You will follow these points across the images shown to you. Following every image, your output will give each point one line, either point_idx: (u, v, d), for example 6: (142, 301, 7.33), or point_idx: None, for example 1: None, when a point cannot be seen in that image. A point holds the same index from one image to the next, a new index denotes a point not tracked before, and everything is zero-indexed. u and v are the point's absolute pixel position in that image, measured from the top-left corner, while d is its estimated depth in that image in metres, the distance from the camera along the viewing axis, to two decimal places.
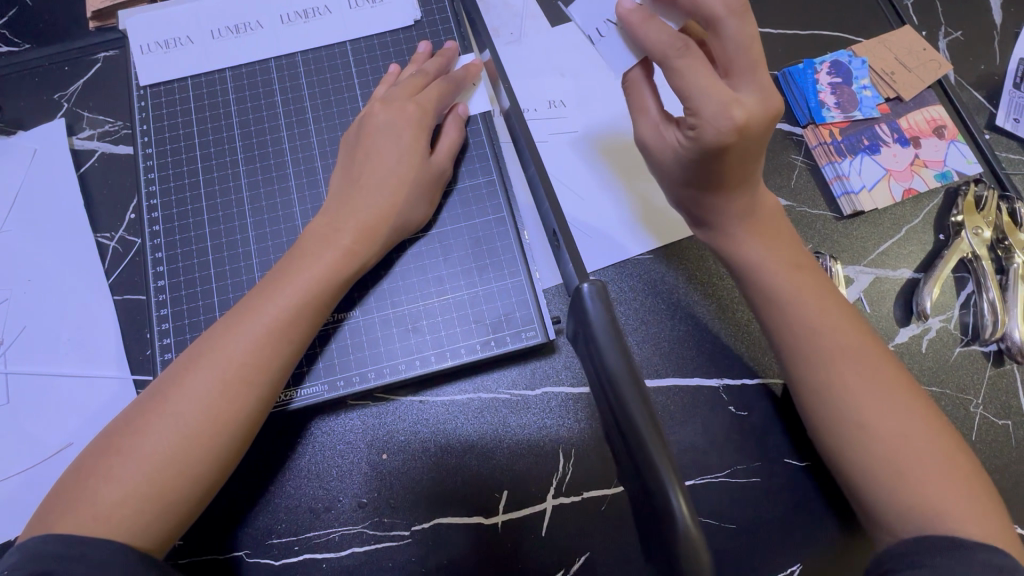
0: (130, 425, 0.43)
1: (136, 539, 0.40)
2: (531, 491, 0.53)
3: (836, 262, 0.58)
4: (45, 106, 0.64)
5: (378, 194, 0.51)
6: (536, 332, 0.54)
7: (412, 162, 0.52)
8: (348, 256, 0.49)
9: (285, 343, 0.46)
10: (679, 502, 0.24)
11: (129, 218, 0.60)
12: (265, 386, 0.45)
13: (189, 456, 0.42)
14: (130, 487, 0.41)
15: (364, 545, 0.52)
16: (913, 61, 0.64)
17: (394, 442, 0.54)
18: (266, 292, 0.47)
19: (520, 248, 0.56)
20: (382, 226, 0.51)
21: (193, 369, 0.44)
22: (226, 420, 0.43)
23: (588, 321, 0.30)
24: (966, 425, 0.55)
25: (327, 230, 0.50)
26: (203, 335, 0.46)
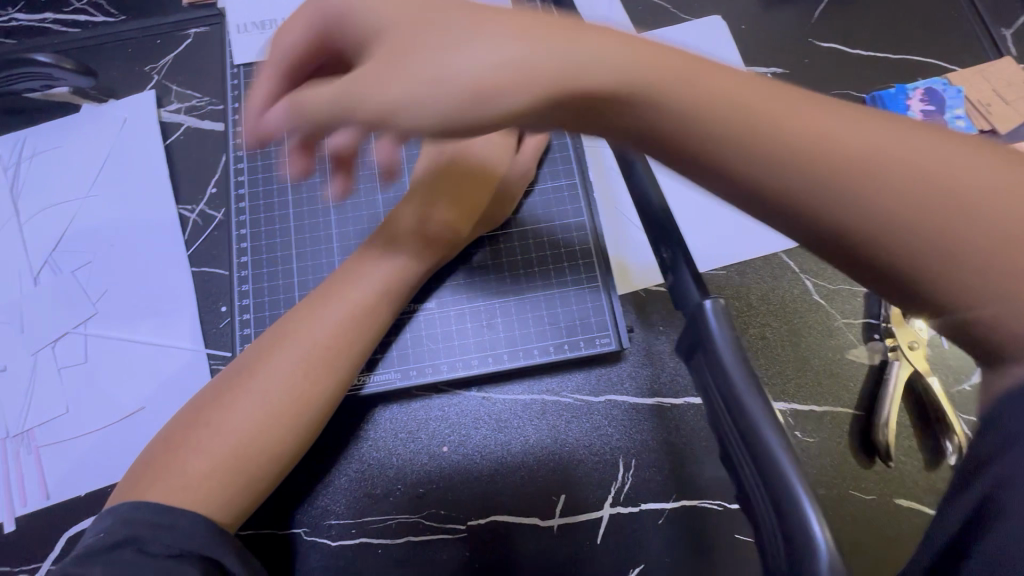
0: (218, 399, 0.44)
1: (221, 511, 0.41)
2: (589, 498, 0.53)
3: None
4: (137, 77, 0.65)
5: (462, 187, 0.52)
6: (609, 339, 0.53)
7: (497, 160, 0.53)
8: (431, 247, 0.50)
9: (365, 329, 0.47)
10: (822, 529, 0.24)
11: (211, 192, 0.61)
12: (345, 368, 0.46)
13: (276, 434, 0.43)
14: (218, 460, 0.42)
15: (420, 535, 0.52)
16: (1012, 94, 0.61)
17: (457, 436, 0.55)
18: (351, 277, 0.48)
19: (598, 254, 0.55)
20: (465, 220, 0.52)
21: (279, 348, 0.45)
22: (309, 400, 0.45)
23: (711, 337, 0.30)
24: None
25: (412, 220, 0.50)
26: (289, 316, 0.47)
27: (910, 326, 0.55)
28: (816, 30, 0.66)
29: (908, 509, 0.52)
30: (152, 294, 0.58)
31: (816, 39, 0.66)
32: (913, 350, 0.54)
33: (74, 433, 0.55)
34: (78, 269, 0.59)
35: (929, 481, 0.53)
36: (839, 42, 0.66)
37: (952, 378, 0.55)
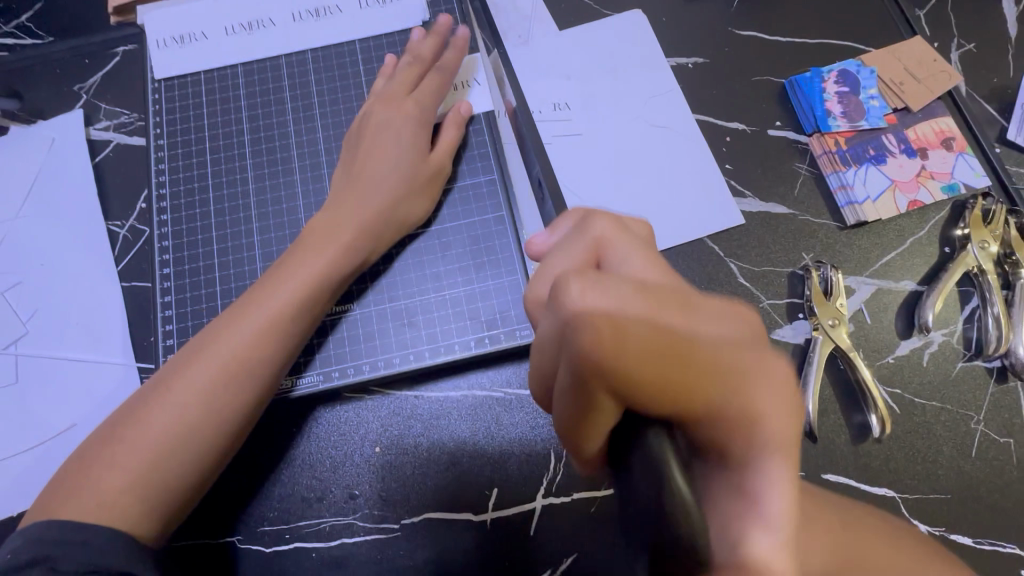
0: (133, 414, 0.44)
1: (137, 527, 0.42)
2: (521, 490, 0.53)
3: (838, 271, 0.57)
4: (65, 96, 0.66)
5: (378, 188, 0.52)
6: (531, 331, 0.54)
7: (409, 158, 0.54)
8: (349, 253, 0.50)
9: (283, 339, 0.47)
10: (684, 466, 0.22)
11: (140, 207, 0.61)
12: (265, 377, 0.47)
13: (192, 445, 0.44)
14: (132, 475, 0.42)
15: (354, 536, 0.52)
16: (923, 72, 0.63)
17: (389, 436, 0.55)
18: (269, 286, 0.48)
19: (518, 247, 0.56)
20: (382, 219, 0.52)
21: (193, 363, 0.45)
22: (226, 412, 0.45)
23: None
24: (967, 441, 0.54)
25: (329, 228, 0.51)
26: (208, 329, 0.47)
27: (831, 304, 0.56)
28: (735, 18, 0.68)
29: (834, 483, 0.53)
30: (81, 313, 0.58)
31: (735, 27, 0.67)
32: (832, 325, 0.55)
33: (6, 453, 0.54)
34: (7, 291, 0.59)
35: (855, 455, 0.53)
36: (758, 29, 0.67)
37: (876, 352, 0.56)
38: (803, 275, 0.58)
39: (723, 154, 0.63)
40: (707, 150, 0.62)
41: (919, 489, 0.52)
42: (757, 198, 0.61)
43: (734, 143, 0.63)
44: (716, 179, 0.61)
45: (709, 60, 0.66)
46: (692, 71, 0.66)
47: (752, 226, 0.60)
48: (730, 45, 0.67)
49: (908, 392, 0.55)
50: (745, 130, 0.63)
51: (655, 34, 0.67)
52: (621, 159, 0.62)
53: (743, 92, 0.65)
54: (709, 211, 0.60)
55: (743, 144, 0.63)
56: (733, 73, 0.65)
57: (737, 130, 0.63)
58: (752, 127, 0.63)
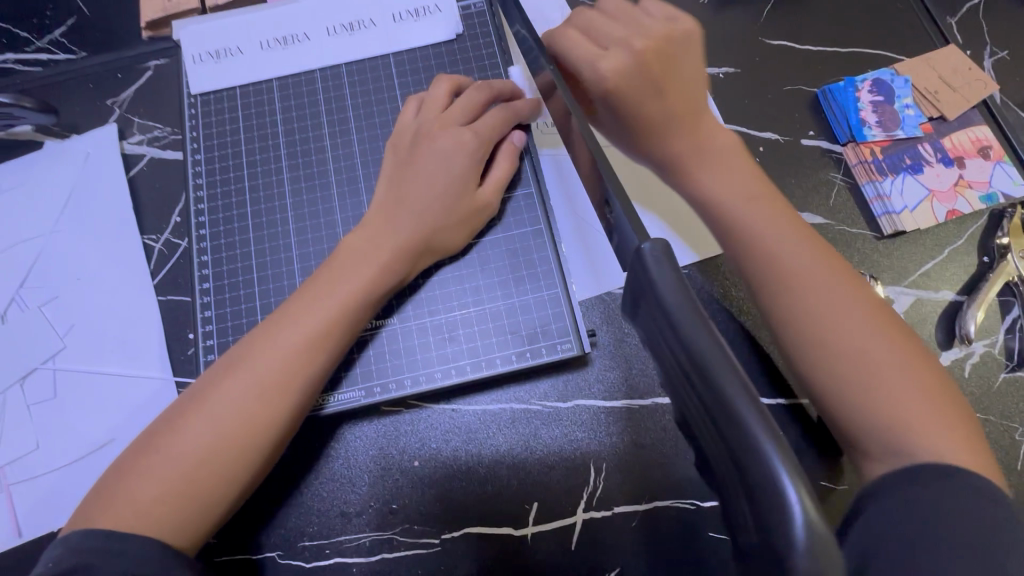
0: (170, 424, 0.44)
1: (173, 538, 0.42)
2: (561, 504, 0.53)
3: (877, 281, 0.57)
4: (99, 111, 0.66)
5: (419, 214, 0.52)
6: (571, 344, 0.54)
7: (455, 192, 0.53)
8: (386, 274, 0.50)
9: (319, 355, 0.47)
10: (802, 502, 0.20)
11: (175, 221, 0.62)
12: (301, 394, 0.46)
13: (226, 460, 0.43)
14: (166, 486, 0.42)
15: (394, 550, 0.52)
16: (957, 81, 0.63)
17: (427, 449, 0.55)
18: (306, 300, 0.48)
19: (557, 260, 0.56)
20: (421, 244, 0.52)
21: (231, 376, 0.45)
22: (263, 425, 0.45)
23: (654, 285, 0.27)
24: (1012, 454, 0.53)
25: (368, 247, 0.51)
26: (245, 341, 0.47)
27: None
28: (765, 28, 0.68)
29: None
30: (118, 327, 0.58)
31: (766, 37, 0.67)
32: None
33: (45, 468, 0.55)
34: (44, 305, 0.59)
35: None
36: (789, 39, 0.67)
37: None
38: None
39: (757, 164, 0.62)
40: None
41: None
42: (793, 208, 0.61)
43: (767, 153, 0.63)
44: None
45: (740, 70, 0.66)
46: (724, 82, 0.65)
47: None
48: (761, 55, 0.66)
49: None
50: (779, 140, 0.63)
51: None
52: None
53: (775, 102, 0.65)
54: None
55: (777, 153, 0.63)
56: (765, 82, 0.65)
57: (770, 140, 0.63)
58: (786, 137, 0.63)
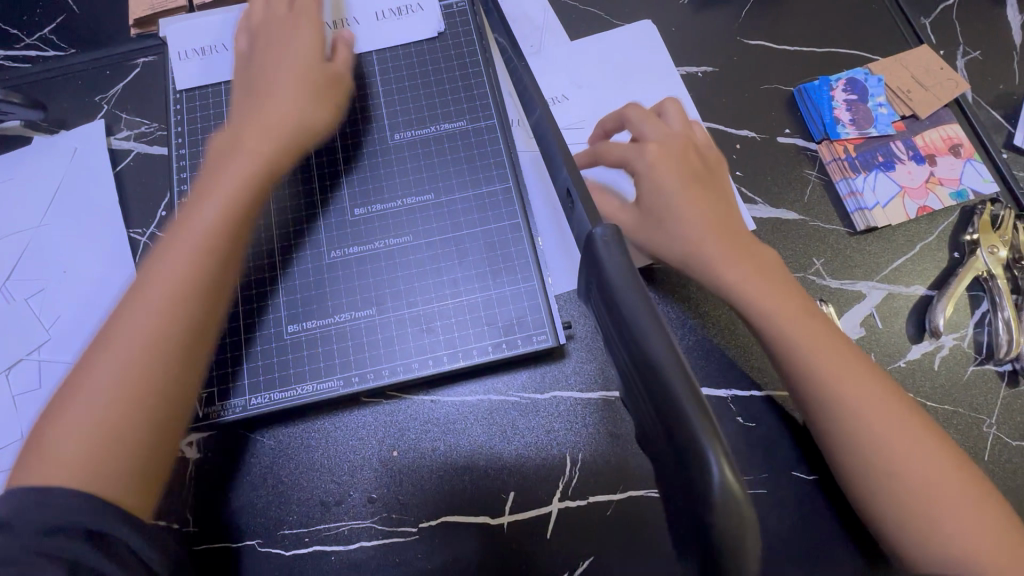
0: (75, 382, 0.42)
1: (121, 496, 0.40)
2: (537, 494, 0.54)
3: (828, 303, 0.57)
4: (87, 107, 0.67)
5: (275, 102, 0.54)
6: (547, 336, 0.55)
7: (302, 67, 0.56)
8: (258, 155, 0.51)
9: (228, 228, 0.47)
10: (720, 467, 0.24)
11: (160, 215, 0.63)
12: (211, 298, 0.46)
13: (142, 387, 0.42)
14: (85, 432, 0.40)
15: (372, 539, 0.53)
16: (930, 80, 0.64)
17: (406, 439, 0.56)
18: (187, 216, 0.47)
19: (534, 254, 0.57)
20: (296, 128, 0.54)
21: (134, 311, 0.44)
22: (169, 350, 0.43)
23: (607, 275, 0.32)
24: (980, 445, 0.54)
25: (234, 143, 0.52)
26: (137, 277, 0.46)
27: None
28: (743, 27, 0.69)
29: None
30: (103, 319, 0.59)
31: (743, 37, 0.68)
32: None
33: None
34: (30, 298, 0.60)
35: None
36: (766, 38, 0.68)
37: (888, 357, 0.57)
38: None
39: (734, 161, 0.63)
40: None
41: None
42: (768, 204, 0.62)
43: (743, 150, 0.64)
44: None
45: (718, 69, 0.67)
46: (702, 80, 0.67)
47: (763, 231, 0.61)
48: (738, 55, 0.68)
49: (920, 396, 0.55)
50: (755, 138, 0.64)
51: (665, 43, 0.68)
52: None
53: (752, 100, 0.66)
54: None
55: (753, 151, 0.64)
56: (742, 81, 0.67)
57: (747, 138, 0.64)
58: (761, 135, 0.64)
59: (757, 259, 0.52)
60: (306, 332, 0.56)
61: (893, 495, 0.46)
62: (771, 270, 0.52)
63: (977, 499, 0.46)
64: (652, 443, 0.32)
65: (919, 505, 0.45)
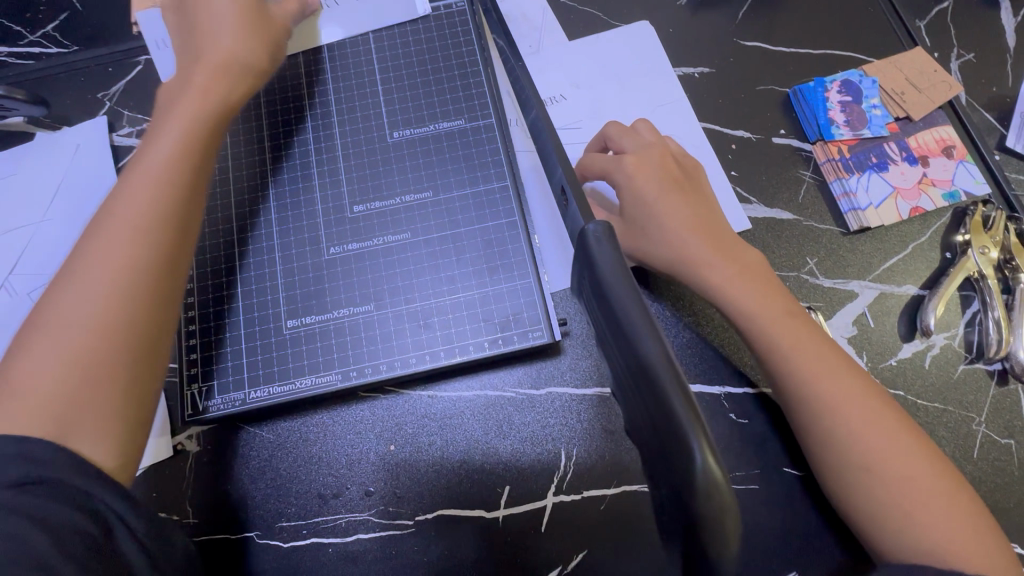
0: (33, 326, 0.42)
1: (86, 444, 0.40)
2: (533, 488, 0.55)
3: (818, 311, 0.58)
4: (90, 103, 0.68)
5: (215, 45, 0.55)
6: (542, 332, 0.56)
7: (239, 18, 0.56)
8: (207, 91, 0.53)
9: (181, 172, 0.48)
10: (703, 454, 0.24)
11: None
12: (175, 219, 0.47)
13: (111, 313, 0.43)
14: (58, 361, 0.41)
15: (369, 532, 0.54)
16: (924, 82, 0.65)
17: (404, 433, 0.56)
18: (146, 152, 0.49)
19: (530, 251, 0.58)
20: (235, 66, 0.55)
21: (87, 250, 0.44)
22: (129, 275, 0.44)
23: (598, 271, 0.33)
24: (969, 443, 0.55)
25: (178, 86, 0.54)
26: (95, 215, 0.47)
27: None
28: (740, 28, 0.69)
29: None
30: None
31: (740, 39, 0.69)
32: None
33: None
34: (32, 292, 0.61)
35: None
36: (763, 39, 0.69)
37: (880, 355, 0.57)
38: None
39: (729, 161, 0.64)
40: (713, 157, 0.64)
41: None
42: (763, 204, 0.63)
43: (739, 151, 0.65)
44: (723, 184, 0.63)
45: (715, 69, 0.68)
46: (699, 81, 0.67)
47: (758, 231, 0.61)
48: (735, 56, 0.68)
49: (911, 394, 0.56)
50: (750, 138, 0.65)
51: (662, 43, 0.69)
52: None
53: (748, 101, 0.66)
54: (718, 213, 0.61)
55: (748, 151, 0.65)
56: (738, 82, 0.67)
57: (742, 138, 0.65)
58: (757, 135, 0.65)
59: (740, 263, 0.53)
60: (306, 327, 0.56)
61: (873, 496, 0.47)
62: (754, 276, 0.53)
63: (951, 497, 0.46)
64: (641, 435, 0.33)
65: (899, 507, 0.46)
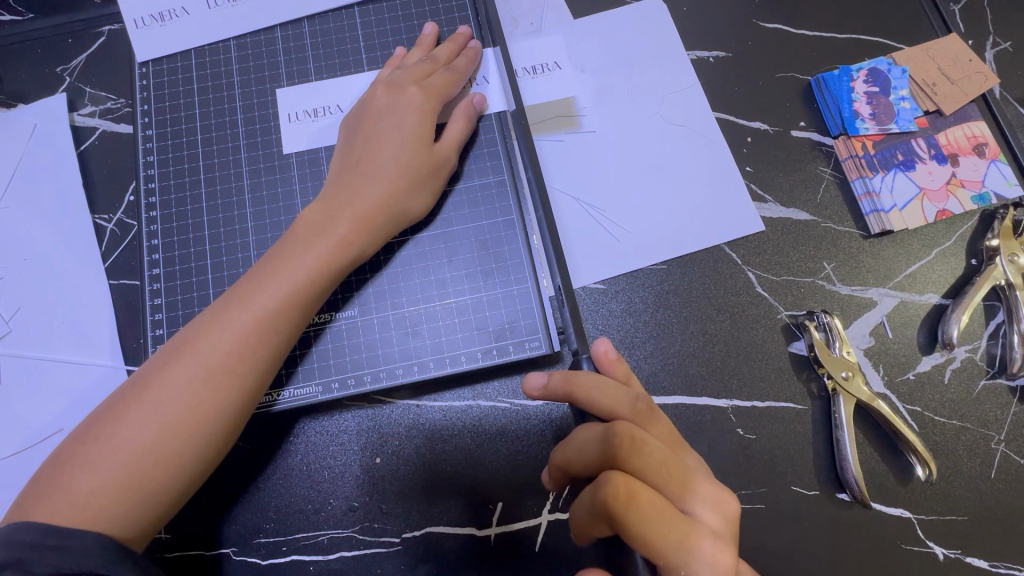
0: (111, 412, 0.42)
1: (113, 529, 0.40)
2: (527, 505, 0.51)
3: (833, 316, 0.54)
4: (47, 79, 0.62)
5: (374, 183, 0.49)
6: (540, 342, 0.51)
7: (414, 153, 0.51)
8: (343, 247, 0.47)
9: (280, 326, 0.45)
10: None
11: (129, 200, 0.58)
12: (252, 381, 0.44)
13: (168, 449, 0.41)
14: (108, 477, 0.40)
15: (353, 549, 0.51)
16: (957, 72, 0.60)
17: (389, 445, 0.53)
18: (256, 278, 0.46)
19: (528, 252, 0.53)
20: (377, 218, 0.49)
21: (168, 369, 0.43)
22: (194, 426, 0.42)
23: None
24: (986, 461, 0.52)
25: (324, 217, 0.48)
26: (190, 327, 0.45)
27: (838, 357, 0.53)
28: (760, 9, 0.64)
29: (849, 504, 0.51)
30: (68, 311, 0.55)
31: (759, 20, 0.64)
32: (846, 380, 0.52)
33: None
34: None
35: (872, 474, 0.52)
36: (784, 22, 0.63)
37: (897, 369, 0.54)
38: (799, 330, 0.55)
39: (743, 156, 0.60)
40: (726, 152, 0.59)
41: (935, 510, 0.51)
42: (779, 203, 0.58)
43: (755, 144, 0.60)
44: (736, 182, 0.59)
45: (732, 54, 0.63)
46: (714, 66, 0.62)
47: (772, 233, 0.57)
48: (754, 39, 0.63)
49: (929, 410, 0.53)
50: (768, 131, 0.60)
51: (675, 24, 0.64)
52: (638, 161, 0.59)
53: (767, 89, 0.61)
54: (730, 217, 0.57)
55: (765, 144, 0.60)
56: (757, 69, 0.62)
57: (759, 131, 0.60)
58: (775, 127, 0.60)
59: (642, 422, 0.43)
60: (348, 321, 0.52)
61: None
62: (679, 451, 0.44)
63: None
64: None
65: None
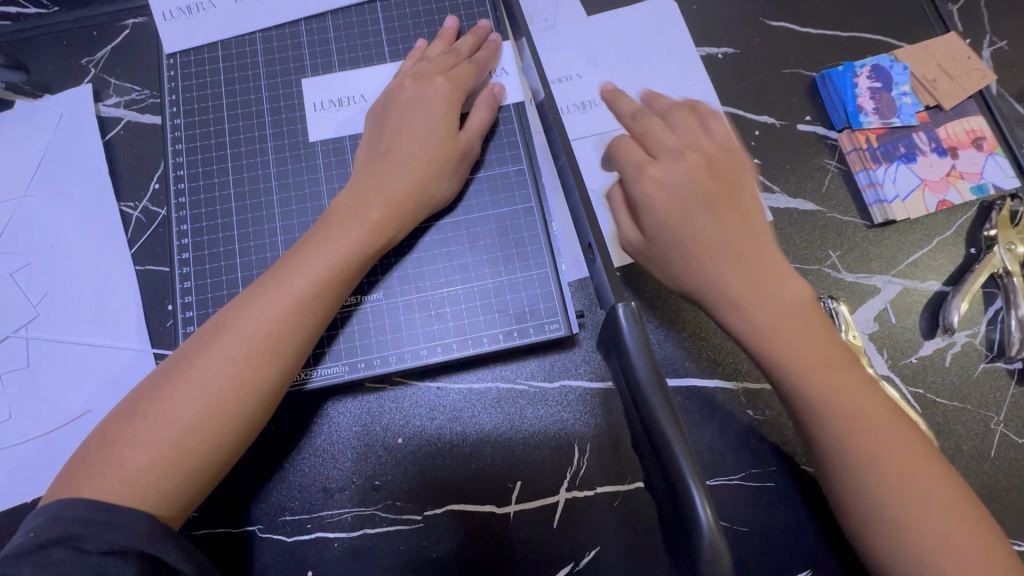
0: (155, 390, 0.43)
1: (158, 503, 0.41)
2: (545, 483, 0.53)
3: (839, 301, 0.56)
4: (73, 71, 0.63)
5: (404, 170, 0.51)
6: (559, 325, 0.53)
7: (441, 141, 0.53)
8: (377, 231, 0.49)
9: (318, 307, 0.47)
10: (703, 508, 0.27)
11: (154, 188, 0.59)
12: (289, 361, 0.46)
13: (211, 426, 0.43)
14: (155, 452, 0.42)
15: (376, 527, 0.52)
16: (955, 70, 0.62)
17: (411, 426, 0.54)
18: (293, 262, 0.47)
19: (546, 238, 0.55)
20: (407, 203, 0.51)
21: (209, 349, 0.44)
22: (236, 403, 0.44)
23: (622, 340, 0.33)
24: (986, 441, 0.54)
25: (358, 203, 0.50)
26: (229, 308, 0.46)
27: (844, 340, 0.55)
28: (767, 8, 0.66)
29: None
30: (95, 295, 0.57)
31: (766, 18, 0.66)
32: None
33: (19, 438, 0.53)
34: (16, 273, 0.57)
35: None
36: (790, 20, 0.66)
37: (900, 352, 0.56)
38: None
39: (752, 148, 0.62)
40: (736, 144, 0.62)
41: None
42: (786, 194, 0.60)
43: (763, 137, 0.62)
44: None
45: (740, 50, 0.65)
46: (723, 62, 0.64)
47: (780, 223, 0.59)
48: (761, 36, 0.65)
49: (930, 392, 0.55)
50: (775, 124, 0.62)
51: (686, 22, 0.66)
52: None
53: (774, 85, 0.64)
54: None
55: (773, 138, 0.62)
56: (764, 65, 0.64)
57: (766, 124, 0.62)
58: (782, 121, 0.62)
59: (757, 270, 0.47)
60: (373, 304, 0.54)
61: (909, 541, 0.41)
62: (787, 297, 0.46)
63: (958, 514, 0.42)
64: (652, 478, 0.36)
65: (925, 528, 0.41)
